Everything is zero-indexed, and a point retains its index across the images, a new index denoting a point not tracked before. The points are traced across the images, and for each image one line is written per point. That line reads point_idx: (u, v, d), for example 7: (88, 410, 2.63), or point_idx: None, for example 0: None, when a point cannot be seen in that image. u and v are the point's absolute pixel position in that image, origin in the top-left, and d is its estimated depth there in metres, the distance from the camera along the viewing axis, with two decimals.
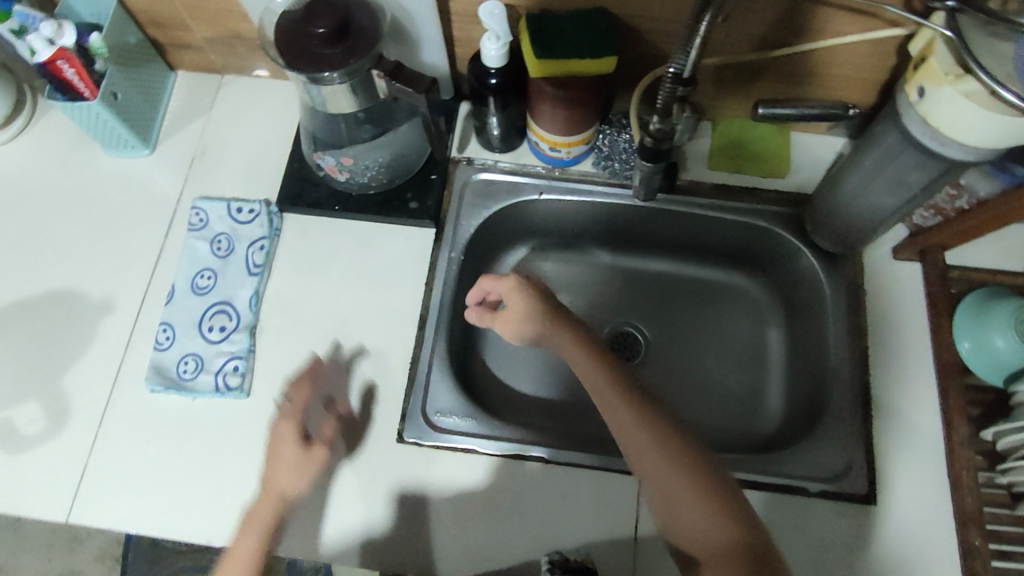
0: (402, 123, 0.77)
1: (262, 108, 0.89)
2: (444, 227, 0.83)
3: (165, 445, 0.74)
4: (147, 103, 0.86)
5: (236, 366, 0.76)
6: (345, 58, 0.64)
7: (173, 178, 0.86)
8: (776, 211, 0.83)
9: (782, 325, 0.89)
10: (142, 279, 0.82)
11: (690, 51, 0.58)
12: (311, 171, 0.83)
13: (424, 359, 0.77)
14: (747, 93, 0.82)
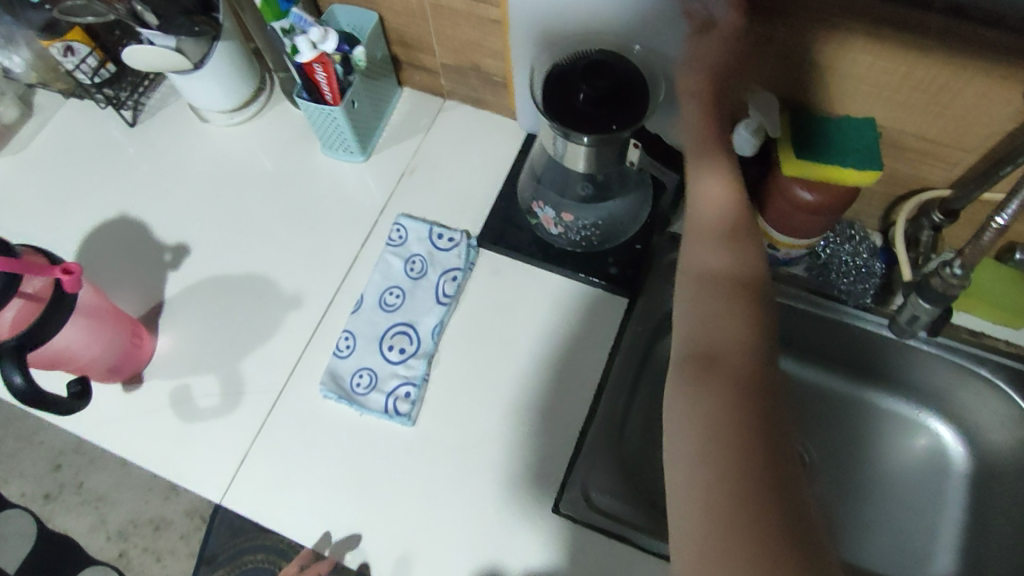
0: (630, 192, 0.76)
1: (478, 139, 0.89)
2: (637, 300, 0.78)
3: (327, 452, 0.75)
4: (374, 115, 0.89)
5: (408, 392, 0.76)
6: (602, 122, 0.62)
7: (381, 191, 0.88)
8: (1001, 363, 0.76)
9: (971, 484, 0.80)
10: (333, 281, 0.83)
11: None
12: (517, 213, 0.83)
13: (595, 432, 0.73)
14: (999, 233, 0.75)
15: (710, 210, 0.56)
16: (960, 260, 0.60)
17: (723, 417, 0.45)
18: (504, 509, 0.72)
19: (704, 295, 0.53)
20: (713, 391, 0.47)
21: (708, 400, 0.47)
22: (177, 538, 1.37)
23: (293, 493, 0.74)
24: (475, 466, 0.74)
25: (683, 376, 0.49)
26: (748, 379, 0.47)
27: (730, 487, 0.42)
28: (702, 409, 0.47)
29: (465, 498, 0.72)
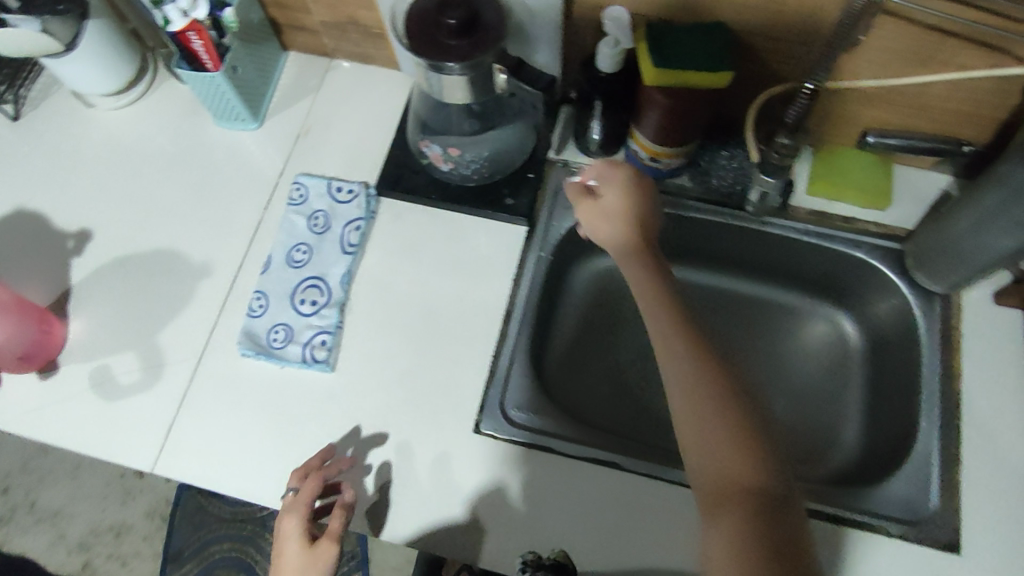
0: (512, 120, 0.78)
1: (368, 95, 0.91)
2: (535, 225, 0.83)
3: (251, 410, 0.77)
4: (261, 80, 0.89)
5: (324, 341, 0.78)
6: (470, 50, 0.65)
7: (278, 155, 0.89)
8: (875, 243, 0.82)
9: (863, 358, 0.88)
10: (239, 246, 0.84)
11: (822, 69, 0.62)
12: (411, 158, 0.85)
13: (506, 351, 0.78)
14: (855, 121, 0.81)
15: (662, 331, 0.61)
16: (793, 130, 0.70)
17: (748, 540, 0.50)
18: (427, 437, 0.74)
19: (674, 353, 0.59)
20: (734, 513, 0.51)
21: (727, 471, 0.53)
22: (142, 539, 1.49)
23: (222, 452, 0.75)
24: (395, 401, 0.76)
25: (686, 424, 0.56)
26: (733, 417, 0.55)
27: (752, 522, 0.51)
28: (727, 534, 0.51)
29: (389, 433, 0.75)
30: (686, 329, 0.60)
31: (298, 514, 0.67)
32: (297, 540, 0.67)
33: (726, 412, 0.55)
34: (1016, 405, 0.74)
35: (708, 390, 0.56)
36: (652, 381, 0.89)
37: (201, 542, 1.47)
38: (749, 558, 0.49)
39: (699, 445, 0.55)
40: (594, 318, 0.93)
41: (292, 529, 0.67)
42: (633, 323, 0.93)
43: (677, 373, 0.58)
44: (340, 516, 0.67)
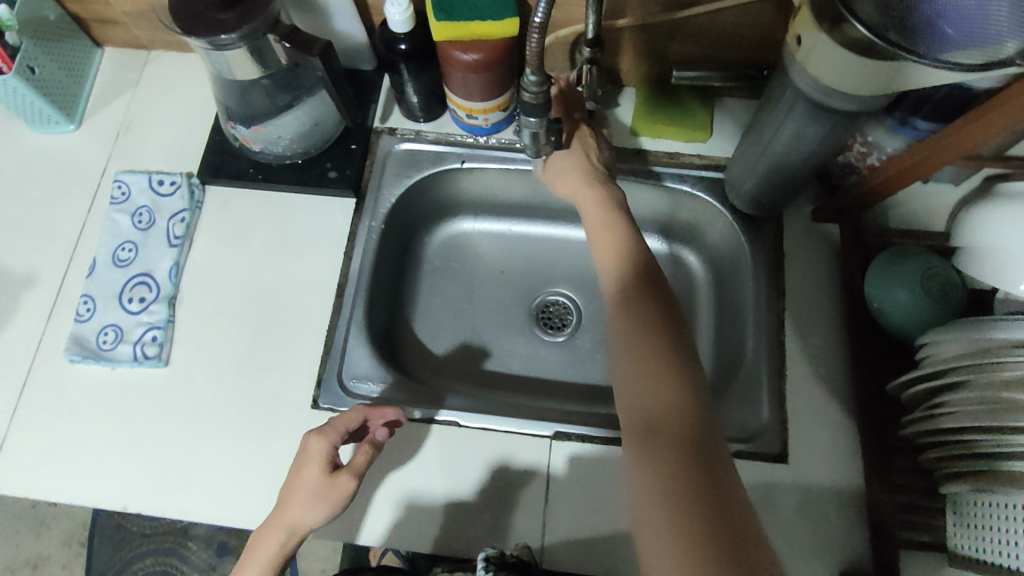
0: (316, 93, 0.77)
1: (188, 84, 0.89)
2: (365, 197, 0.83)
3: (85, 415, 0.75)
4: (71, 80, 0.86)
5: (154, 336, 0.76)
6: (239, 23, 0.64)
7: (98, 155, 0.86)
8: (699, 175, 0.84)
9: (708, 289, 0.89)
10: (63, 252, 0.82)
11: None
12: (232, 143, 0.84)
13: (341, 326, 0.78)
14: (664, 57, 0.82)
15: (617, 299, 0.63)
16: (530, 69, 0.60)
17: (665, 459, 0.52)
18: (267, 420, 0.74)
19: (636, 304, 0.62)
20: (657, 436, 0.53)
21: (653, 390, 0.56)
22: (61, 568, 1.46)
23: (58, 461, 0.73)
24: (233, 387, 0.75)
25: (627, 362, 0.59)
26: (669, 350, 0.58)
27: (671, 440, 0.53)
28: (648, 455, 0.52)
29: (228, 420, 0.74)
30: (644, 297, 0.62)
31: (328, 438, 0.64)
32: (319, 463, 0.63)
33: (664, 353, 0.58)
34: (835, 315, 0.76)
35: (650, 337, 0.59)
36: (509, 338, 0.90)
37: (123, 562, 1.43)
38: (672, 467, 0.51)
39: (631, 367, 0.58)
40: (445, 284, 0.92)
41: (319, 447, 0.63)
42: (487, 284, 0.93)
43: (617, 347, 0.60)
44: (366, 447, 0.64)
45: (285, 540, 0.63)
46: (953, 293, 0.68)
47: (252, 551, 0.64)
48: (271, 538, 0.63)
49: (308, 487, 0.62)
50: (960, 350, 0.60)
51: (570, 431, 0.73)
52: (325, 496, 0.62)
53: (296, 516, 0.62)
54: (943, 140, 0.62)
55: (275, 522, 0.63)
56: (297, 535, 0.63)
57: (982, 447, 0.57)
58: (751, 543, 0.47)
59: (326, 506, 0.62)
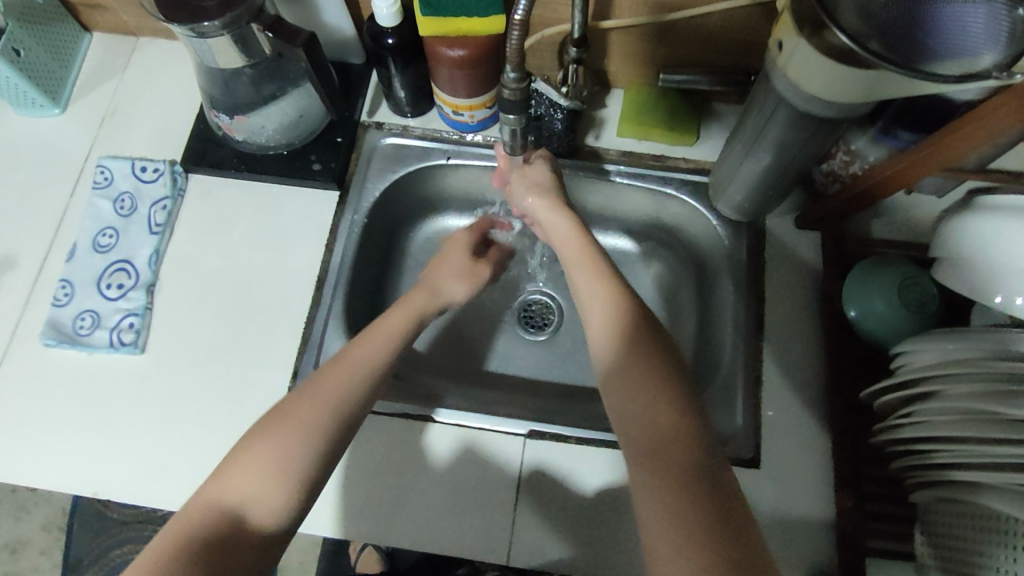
0: (300, 85, 0.77)
1: (176, 72, 0.89)
2: (349, 190, 0.83)
3: (58, 400, 0.75)
4: (58, 63, 0.86)
5: (132, 323, 0.76)
6: (222, 11, 0.64)
7: (82, 139, 0.86)
8: (684, 179, 0.84)
9: (690, 293, 0.89)
10: (43, 236, 0.82)
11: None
12: (217, 132, 0.83)
13: (319, 319, 0.77)
14: (653, 60, 0.82)
15: (603, 313, 0.64)
16: (510, 66, 0.62)
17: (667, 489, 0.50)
18: (241, 410, 0.74)
19: (612, 301, 0.64)
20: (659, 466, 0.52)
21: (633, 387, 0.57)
22: (39, 553, 1.45)
23: (29, 445, 0.73)
24: (209, 376, 0.75)
25: (612, 360, 0.60)
26: (642, 345, 0.60)
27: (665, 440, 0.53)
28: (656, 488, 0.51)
29: (202, 409, 0.74)
30: (640, 342, 0.60)
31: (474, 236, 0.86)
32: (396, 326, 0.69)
33: (666, 387, 0.57)
34: (813, 323, 0.76)
35: (629, 336, 0.61)
36: (491, 336, 0.90)
37: (102, 548, 1.43)
38: (678, 486, 0.50)
39: (611, 367, 0.60)
40: None
41: (439, 275, 0.80)
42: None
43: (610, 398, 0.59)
44: (471, 284, 0.81)
45: (334, 433, 0.57)
46: (928, 304, 0.69)
47: (301, 421, 0.56)
48: (307, 410, 0.57)
49: (421, 296, 0.74)
50: (932, 359, 0.61)
51: (543, 430, 0.73)
52: (422, 303, 0.73)
53: (341, 403, 0.58)
54: (923, 153, 0.63)
55: (316, 398, 0.58)
56: (342, 425, 0.58)
57: (949, 457, 0.57)
58: (742, 531, 0.48)
59: (362, 385, 0.61)
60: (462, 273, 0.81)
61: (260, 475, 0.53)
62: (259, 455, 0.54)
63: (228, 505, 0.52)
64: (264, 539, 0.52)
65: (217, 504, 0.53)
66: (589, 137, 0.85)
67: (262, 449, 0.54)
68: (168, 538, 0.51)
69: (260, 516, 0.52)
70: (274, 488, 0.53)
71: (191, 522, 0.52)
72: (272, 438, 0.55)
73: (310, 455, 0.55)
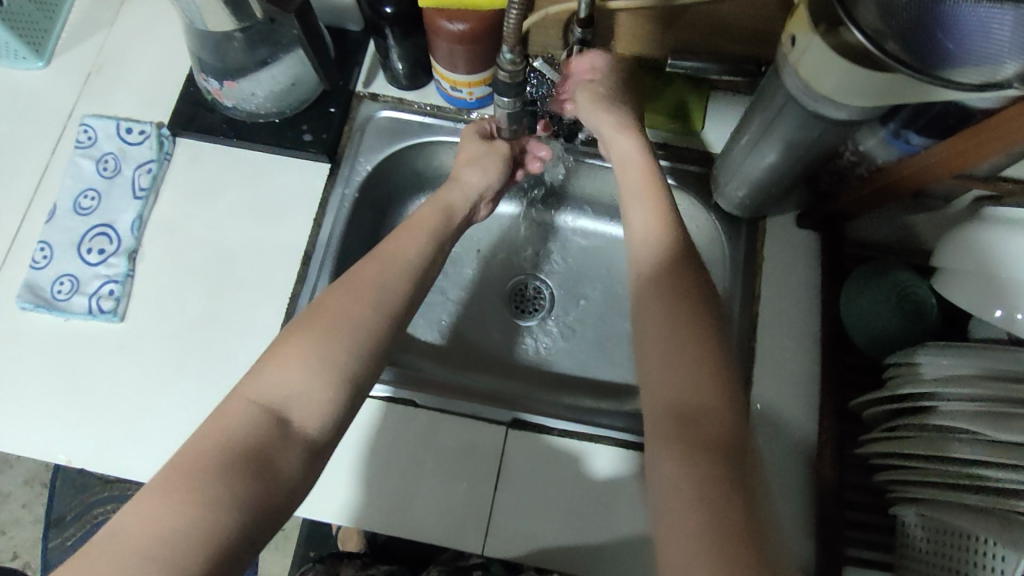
0: (292, 51, 0.74)
1: (167, 29, 0.85)
2: (340, 163, 0.81)
3: (35, 363, 0.73)
4: (42, 14, 0.82)
5: (112, 290, 0.74)
6: None
7: (66, 96, 0.83)
8: (685, 170, 0.81)
9: None
10: (23, 194, 0.79)
11: None
12: (206, 95, 0.81)
13: (304, 296, 0.76)
14: (662, 44, 0.79)
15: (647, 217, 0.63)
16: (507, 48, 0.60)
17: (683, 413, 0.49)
18: (220, 385, 0.72)
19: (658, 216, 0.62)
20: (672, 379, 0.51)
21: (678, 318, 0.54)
22: (21, 506, 1.46)
23: (3, 409, 0.71)
24: (189, 347, 0.74)
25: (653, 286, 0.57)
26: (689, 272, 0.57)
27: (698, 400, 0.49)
28: (654, 372, 0.52)
29: (181, 380, 0.73)
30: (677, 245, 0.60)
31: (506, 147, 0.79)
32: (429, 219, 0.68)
33: (689, 290, 0.56)
34: (808, 326, 0.75)
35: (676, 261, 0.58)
36: (480, 319, 0.88)
37: (84, 505, 1.43)
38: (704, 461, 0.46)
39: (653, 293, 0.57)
40: None
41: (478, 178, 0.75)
42: (463, 263, 0.91)
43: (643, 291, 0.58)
44: (498, 163, 0.76)
45: (384, 317, 0.58)
46: (926, 313, 0.67)
47: (345, 317, 0.56)
48: (351, 305, 0.56)
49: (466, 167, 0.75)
50: (927, 372, 0.59)
51: (526, 420, 0.72)
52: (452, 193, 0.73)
53: (389, 301, 0.59)
54: (935, 158, 0.60)
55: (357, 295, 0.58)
56: (387, 332, 0.57)
57: (938, 475, 0.56)
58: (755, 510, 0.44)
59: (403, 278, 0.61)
60: (483, 154, 0.76)
61: (305, 369, 0.52)
62: (305, 350, 0.53)
63: (274, 406, 0.51)
64: (310, 437, 0.51)
65: (262, 404, 0.51)
66: None
67: (305, 354, 0.53)
68: (208, 432, 0.49)
69: (305, 416, 0.51)
70: (321, 383, 0.52)
71: (238, 416, 0.50)
72: (316, 332, 0.54)
73: (354, 351, 0.54)
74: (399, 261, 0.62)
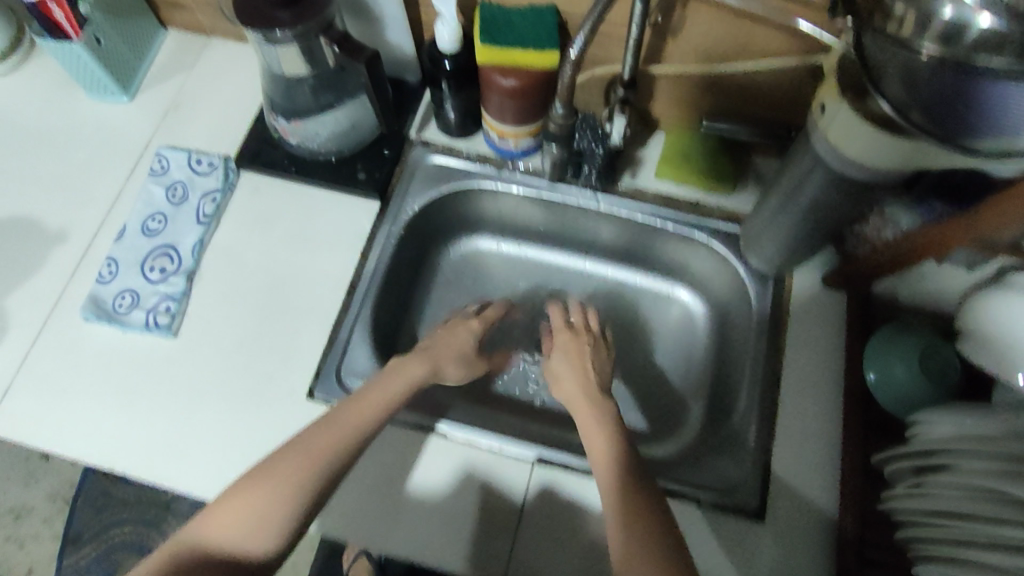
0: (357, 96, 0.79)
1: (241, 73, 0.93)
2: (389, 202, 0.86)
3: (89, 371, 0.78)
4: (133, 54, 0.91)
5: (168, 307, 0.79)
6: (296, 20, 0.68)
7: (145, 128, 0.90)
8: (716, 226, 0.85)
9: (710, 338, 0.90)
10: (97, 214, 0.86)
11: (634, 26, 0.66)
12: (272, 134, 0.87)
13: (347, 322, 0.80)
14: (698, 107, 0.84)
15: (598, 434, 0.66)
16: (560, 101, 0.68)
17: (635, 538, 0.56)
18: (260, 403, 0.76)
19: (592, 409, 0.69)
20: (624, 508, 0.58)
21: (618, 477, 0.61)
22: (42, 521, 1.48)
23: (56, 413, 0.76)
24: (233, 365, 0.78)
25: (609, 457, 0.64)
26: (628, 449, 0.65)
27: (648, 541, 0.55)
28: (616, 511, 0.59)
29: (224, 396, 0.76)
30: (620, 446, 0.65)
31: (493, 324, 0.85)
32: (410, 374, 0.71)
33: (629, 461, 0.63)
34: (833, 383, 0.76)
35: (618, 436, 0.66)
36: (511, 359, 0.91)
37: (102, 524, 1.45)
38: None
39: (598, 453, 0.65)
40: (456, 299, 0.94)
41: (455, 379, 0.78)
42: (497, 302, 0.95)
43: (597, 450, 0.65)
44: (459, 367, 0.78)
45: (336, 460, 0.61)
46: (950, 375, 0.68)
47: (311, 461, 0.60)
48: (295, 463, 0.60)
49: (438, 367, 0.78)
50: (952, 430, 0.60)
51: (551, 458, 0.74)
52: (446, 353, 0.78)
53: (342, 437, 0.63)
54: (962, 225, 0.62)
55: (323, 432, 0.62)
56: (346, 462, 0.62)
57: (963, 531, 0.56)
58: None
59: (361, 433, 0.64)
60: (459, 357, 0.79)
61: (246, 519, 0.57)
62: (261, 492, 0.58)
63: (215, 543, 0.57)
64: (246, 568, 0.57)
65: (201, 542, 0.57)
66: (626, 175, 0.87)
67: (248, 490, 0.58)
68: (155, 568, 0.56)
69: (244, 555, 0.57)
70: (255, 535, 0.57)
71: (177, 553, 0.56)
72: (272, 479, 0.59)
73: (300, 498, 0.59)
74: (361, 416, 0.65)
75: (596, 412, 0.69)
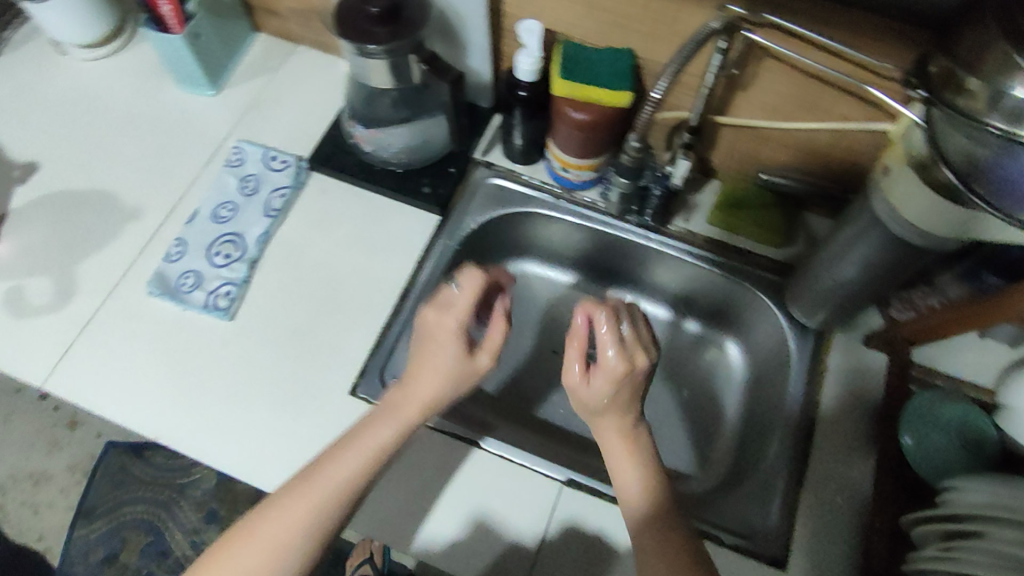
0: (433, 113, 0.84)
1: (322, 80, 0.98)
2: (449, 217, 0.90)
3: (147, 343, 0.81)
4: (225, 52, 0.96)
5: (228, 292, 0.83)
6: (389, 38, 0.72)
7: (226, 121, 0.95)
8: (762, 276, 0.87)
9: (743, 384, 0.92)
10: (172, 196, 0.90)
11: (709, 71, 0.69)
12: (346, 140, 0.92)
13: (396, 327, 0.83)
14: (756, 160, 0.87)
15: (631, 484, 0.65)
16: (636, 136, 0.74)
17: None
18: (305, 393, 0.78)
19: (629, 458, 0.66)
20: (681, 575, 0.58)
21: (661, 541, 0.61)
22: (59, 490, 1.51)
23: (111, 379, 0.79)
24: (283, 354, 0.80)
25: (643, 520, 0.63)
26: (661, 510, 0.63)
27: None
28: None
29: (271, 383, 0.79)
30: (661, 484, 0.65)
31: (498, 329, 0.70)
32: (424, 393, 0.67)
33: (665, 530, 0.61)
34: (866, 442, 0.77)
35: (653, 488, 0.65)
36: (548, 384, 0.93)
37: (117, 501, 1.47)
38: None
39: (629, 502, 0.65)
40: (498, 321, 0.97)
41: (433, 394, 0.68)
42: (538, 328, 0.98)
43: (629, 485, 0.65)
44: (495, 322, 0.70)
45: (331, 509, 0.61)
46: (987, 448, 0.70)
47: (303, 510, 0.60)
48: (301, 503, 0.60)
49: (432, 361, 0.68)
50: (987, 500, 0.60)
51: (581, 482, 0.75)
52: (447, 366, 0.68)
53: (331, 481, 0.62)
54: (1010, 300, 0.64)
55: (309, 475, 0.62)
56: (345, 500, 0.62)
57: None
58: None
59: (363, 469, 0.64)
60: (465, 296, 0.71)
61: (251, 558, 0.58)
62: (290, 520, 0.60)
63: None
64: None
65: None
66: (679, 217, 0.90)
67: (247, 532, 0.60)
68: None
69: None
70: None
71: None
72: (278, 509, 0.60)
73: (296, 543, 0.59)
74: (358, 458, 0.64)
75: (628, 457, 0.66)
